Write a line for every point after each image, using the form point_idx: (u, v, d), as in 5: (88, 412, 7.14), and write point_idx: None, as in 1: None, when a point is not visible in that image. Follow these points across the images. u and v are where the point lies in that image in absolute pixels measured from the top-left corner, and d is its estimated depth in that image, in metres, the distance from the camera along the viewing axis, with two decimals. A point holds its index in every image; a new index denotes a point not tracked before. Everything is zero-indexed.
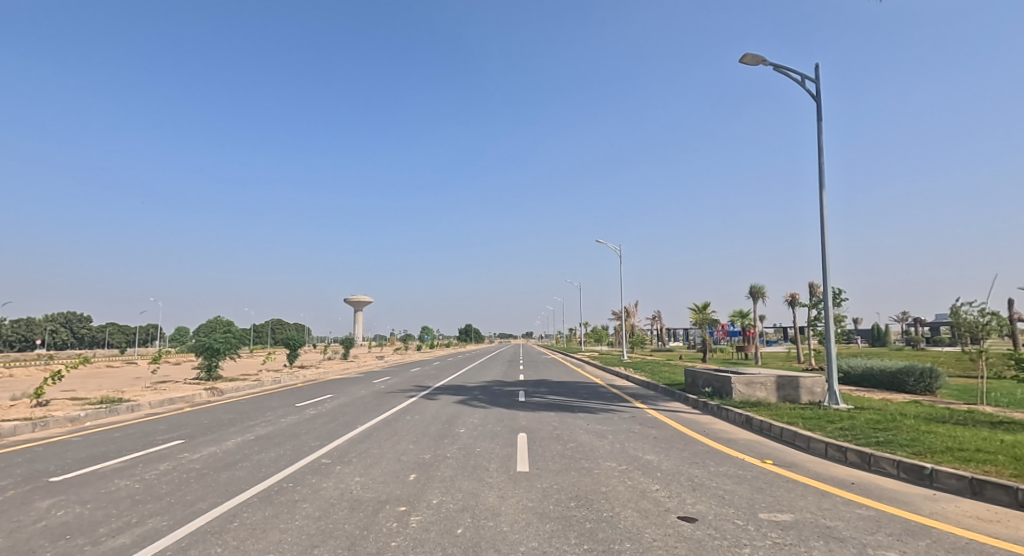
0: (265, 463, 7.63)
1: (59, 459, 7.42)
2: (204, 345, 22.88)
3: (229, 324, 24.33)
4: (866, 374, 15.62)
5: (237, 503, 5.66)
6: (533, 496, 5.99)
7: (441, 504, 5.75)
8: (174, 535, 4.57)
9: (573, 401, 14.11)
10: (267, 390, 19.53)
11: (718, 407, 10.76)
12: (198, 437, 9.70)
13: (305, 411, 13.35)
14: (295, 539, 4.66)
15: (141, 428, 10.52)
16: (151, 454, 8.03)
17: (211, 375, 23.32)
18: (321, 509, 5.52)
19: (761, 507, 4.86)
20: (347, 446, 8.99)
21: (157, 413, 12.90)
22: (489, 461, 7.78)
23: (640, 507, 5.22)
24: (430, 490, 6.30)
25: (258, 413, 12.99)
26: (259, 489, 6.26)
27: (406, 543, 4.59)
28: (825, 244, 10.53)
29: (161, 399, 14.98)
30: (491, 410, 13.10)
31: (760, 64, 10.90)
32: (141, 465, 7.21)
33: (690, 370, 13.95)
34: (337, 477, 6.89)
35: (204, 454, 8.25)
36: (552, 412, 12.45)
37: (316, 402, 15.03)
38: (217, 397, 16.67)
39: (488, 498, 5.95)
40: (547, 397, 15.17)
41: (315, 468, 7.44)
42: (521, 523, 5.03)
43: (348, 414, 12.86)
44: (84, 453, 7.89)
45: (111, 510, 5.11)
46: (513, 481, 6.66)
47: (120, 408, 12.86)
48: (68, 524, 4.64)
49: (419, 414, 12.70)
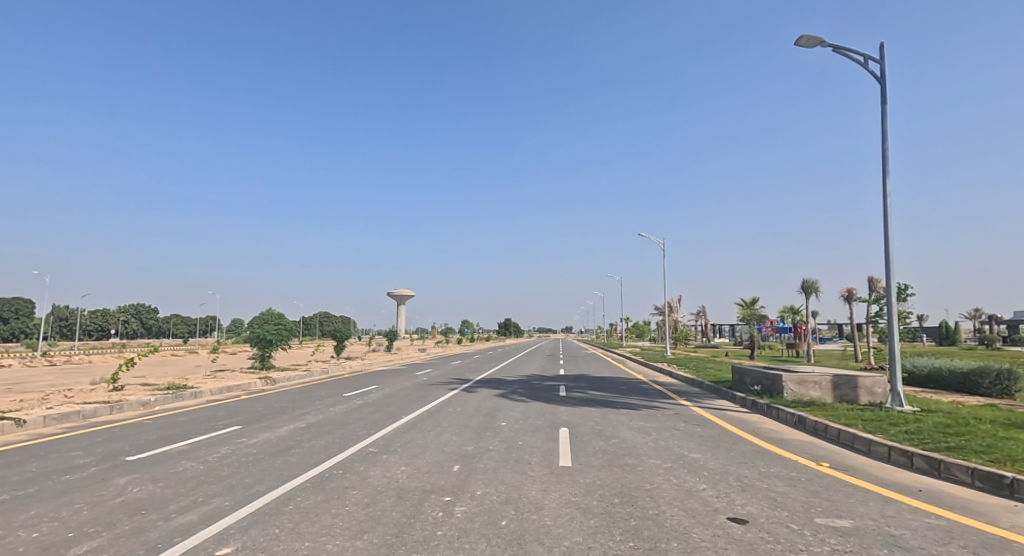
0: (316, 450, 7.92)
1: (132, 440, 7.90)
2: (258, 336, 23.87)
3: (281, 317, 25.37)
4: (933, 375, 14.76)
5: (291, 487, 5.89)
6: (576, 490, 5.98)
7: (485, 495, 5.82)
8: (236, 514, 4.80)
9: (614, 396, 13.96)
10: (315, 380, 20.16)
11: (768, 406, 10.41)
12: (254, 423, 10.15)
13: (352, 401, 13.76)
14: (345, 523, 4.80)
15: (205, 413, 11.11)
16: (214, 438, 8.46)
17: (265, 364, 24.33)
18: (369, 496, 5.68)
19: (817, 511, 4.67)
20: (392, 436, 9.21)
21: (218, 400, 13.58)
22: (531, 455, 7.80)
23: (687, 506, 5.11)
24: (474, 482, 6.37)
25: (309, 402, 13.46)
26: (311, 475, 6.50)
27: (452, 532, 4.65)
28: (890, 237, 9.95)
29: (221, 387, 15.83)
30: (532, 404, 13.08)
31: (817, 45, 10.38)
32: (204, 448, 7.61)
33: (738, 368, 13.52)
34: (384, 466, 7.07)
35: (260, 439, 8.63)
36: (593, 407, 12.37)
37: (363, 393, 15.51)
38: (271, 385, 17.43)
39: (531, 491, 5.98)
40: (588, 392, 15.09)
41: (363, 456, 7.66)
42: (564, 518, 5.02)
43: (392, 404, 13.17)
44: (154, 435, 8.39)
45: (180, 488, 5.42)
46: (556, 475, 6.66)
47: (184, 394, 13.60)
48: (143, 500, 4.93)
49: (461, 406, 12.85)
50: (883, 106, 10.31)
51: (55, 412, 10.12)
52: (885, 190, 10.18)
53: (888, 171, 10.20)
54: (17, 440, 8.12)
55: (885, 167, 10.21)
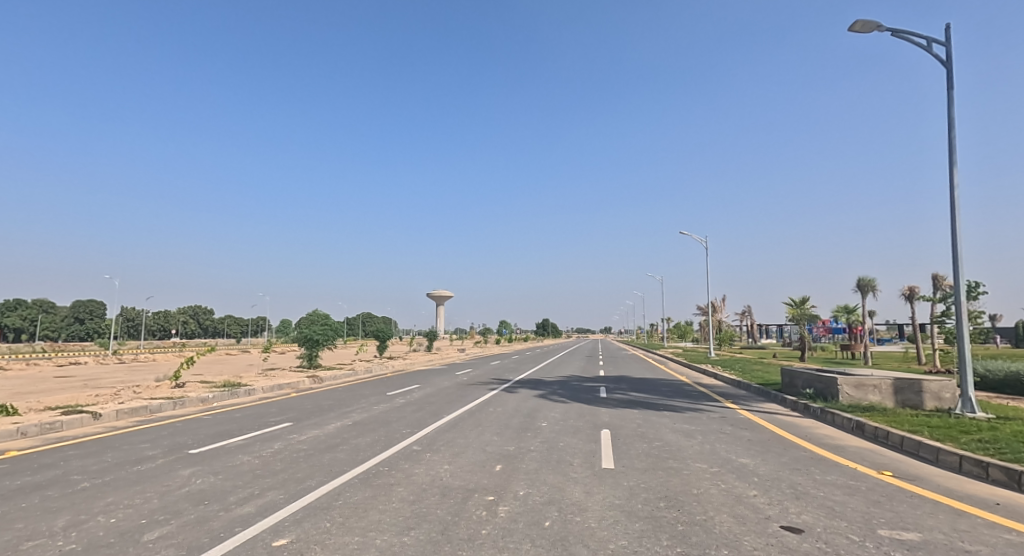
0: (362, 447, 8.12)
1: (194, 434, 8.32)
2: (306, 336, 24.65)
3: (327, 317, 26.12)
4: (1007, 380, 13.82)
5: (340, 482, 6.05)
6: (620, 493, 5.91)
7: (527, 495, 5.82)
8: (290, 507, 4.98)
9: (657, 398, 13.71)
10: (359, 379, 20.66)
11: (822, 410, 10.02)
12: (303, 420, 10.50)
13: (395, 400, 14.04)
14: (392, 520, 4.90)
15: (258, 410, 11.55)
16: (267, 434, 8.80)
17: (312, 363, 25.10)
18: (414, 494, 5.78)
19: (880, 523, 4.45)
20: (435, 435, 9.33)
21: (269, 397, 14.12)
22: (573, 456, 7.75)
23: (737, 512, 4.97)
24: (516, 482, 6.39)
25: (353, 401, 13.82)
26: (358, 471, 6.66)
27: (496, 531, 4.68)
28: (959, 232, 9.39)
29: (272, 384, 16.44)
30: (572, 406, 13.00)
31: (873, 30, 9.91)
32: (259, 443, 7.93)
33: (789, 370, 13.04)
34: (428, 464, 7.18)
35: (309, 436, 8.92)
36: (635, 408, 12.20)
37: (405, 392, 15.80)
38: (318, 384, 17.98)
39: (574, 492, 5.95)
40: (629, 394, 14.88)
41: (407, 454, 7.80)
42: (608, 520, 4.97)
43: (433, 404, 13.36)
44: (213, 429, 8.81)
45: (238, 481, 5.66)
46: (599, 477, 6.60)
47: (238, 391, 14.22)
48: (205, 491, 5.18)
49: (501, 406, 12.90)
50: (949, 92, 9.74)
51: (125, 407, 10.76)
52: (953, 182, 9.61)
53: (956, 160, 9.63)
54: (92, 432, 8.68)
55: (952, 157, 9.65)
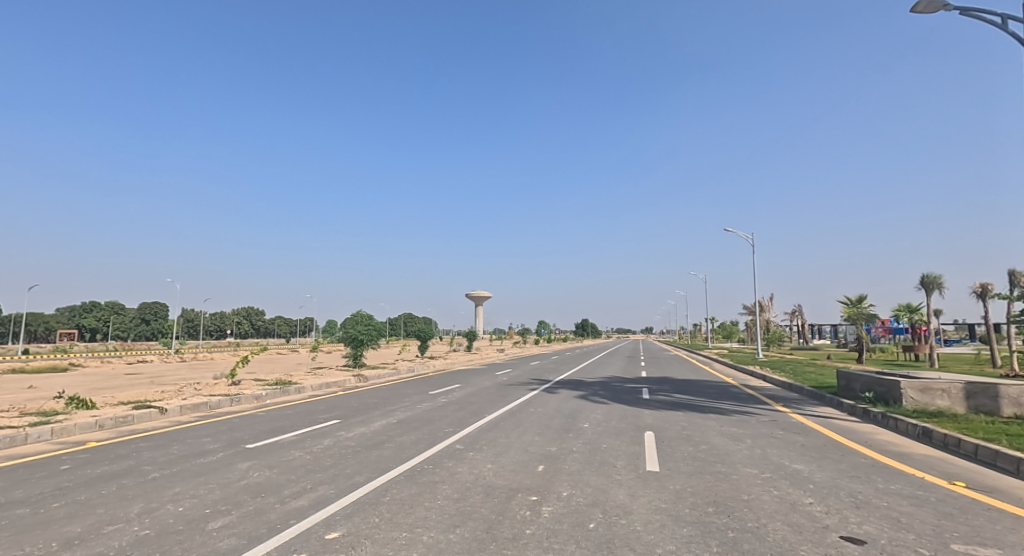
0: (407, 445, 8.26)
1: (249, 430, 8.68)
2: (351, 336, 25.32)
3: (371, 317, 26.77)
4: None
5: (387, 479, 6.18)
6: (666, 496, 5.79)
7: (571, 496, 5.78)
8: (341, 502, 5.12)
9: (702, 400, 13.39)
10: (402, 378, 21.08)
11: (884, 415, 9.53)
12: (350, 418, 10.79)
13: (437, 399, 14.24)
14: (438, 517, 4.96)
15: (307, 407, 11.94)
16: (317, 431, 9.09)
17: (357, 362, 25.75)
18: (458, 492, 5.83)
19: (951, 537, 4.19)
20: (477, 434, 9.41)
21: (318, 395, 14.58)
22: (616, 458, 7.65)
23: (792, 521, 4.79)
24: (559, 482, 6.37)
25: (397, 399, 14.11)
26: (404, 468, 6.79)
27: (540, 531, 4.67)
28: None
29: (320, 383, 16.98)
30: (614, 407, 12.85)
31: (938, 10, 9.39)
32: (310, 439, 8.19)
33: (845, 373, 12.48)
34: (471, 463, 7.23)
35: (356, 433, 9.16)
36: (680, 411, 11.94)
37: (447, 391, 16.01)
38: (363, 382, 18.45)
39: (618, 494, 5.88)
40: (673, 395, 14.60)
41: (450, 452, 7.89)
42: (655, 524, 4.89)
43: (475, 403, 13.49)
44: (267, 425, 9.17)
45: (292, 476, 5.86)
46: (643, 480, 6.49)
47: (289, 389, 14.75)
48: (262, 484, 5.39)
49: (542, 407, 12.88)
50: None
51: (189, 403, 11.34)
52: None
53: None
54: (159, 426, 9.19)
55: None
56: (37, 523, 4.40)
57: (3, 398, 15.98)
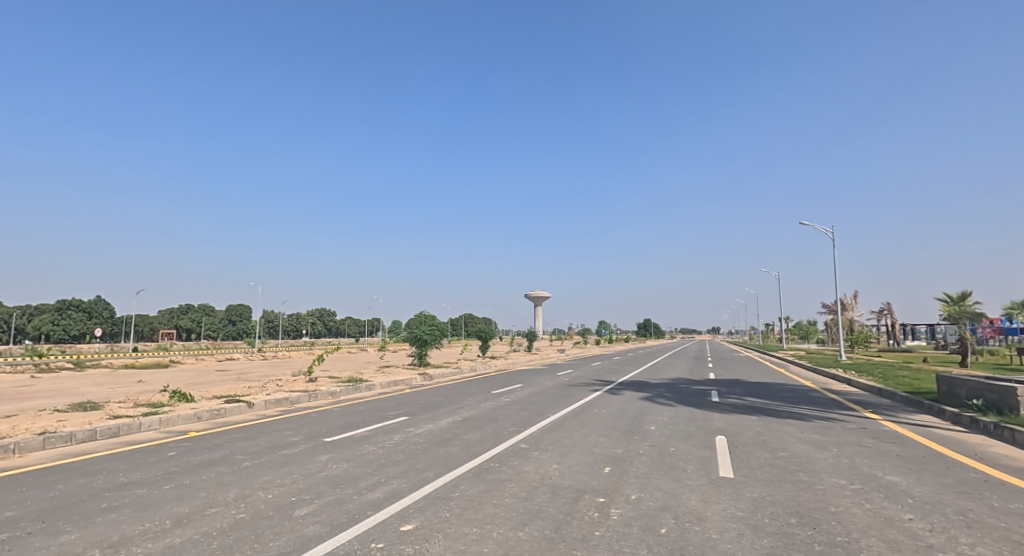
0: (473, 443, 8.36)
1: (326, 424, 9.10)
2: (416, 336, 26.00)
3: (433, 317, 27.42)
4: None
5: (455, 475, 6.27)
6: (743, 505, 5.51)
7: (640, 500, 5.63)
8: (413, 496, 5.24)
9: (778, 405, 12.71)
10: (466, 377, 21.43)
11: (997, 426, 8.64)
12: (418, 415, 11.07)
13: (500, 398, 14.34)
14: (506, 514, 4.97)
15: (377, 404, 12.37)
16: (387, 426, 9.38)
17: (422, 361, 26.40)
18: (525, 491, 5.82)
19: None
20: (541, 434, 9.38)
21: (387, 392, 15.08)
22: (687, 463, 7.38)
23: (889, 537, 4.42)
24: (627, 485, 6.22)
25: (461, 398, 14.33)
26: (471, 465, 6.86)
27: (610, 534, 4.57)
28: None
29: (388, 381, 17.56)
30: (681, 410, 12.44)
31: None
32: (381, 435, 8.47)
33: (948, 377, 11.45)
34: (537, 463, 7.21)
35: (424, 430, 9.37)
36: (754, 415, 11.38)
37: (509, 391, 16.11)
38: (429, 381, 18.91)
39: (690, 500, 5.66)
40: (745, 399, 13.95)
41: (516, 451, 7.90)
42: (732, 533, 4.66)
43: (537, 403, 13.48)
44: (342, 421, 9.57)
45: (366, 469, 6.07)
46: (717, 486, 6.22)
47: (361, 386, 15.35)
48: (340, 476, 5.62)
49: (606, 408, 12.68)
50: None
51: (272, 398, 12.05)
52: None
53: None
54: (249, 418, 9.83)
55: None
56: (148, 503, 4.80)
57: (113, 391, 17.63)
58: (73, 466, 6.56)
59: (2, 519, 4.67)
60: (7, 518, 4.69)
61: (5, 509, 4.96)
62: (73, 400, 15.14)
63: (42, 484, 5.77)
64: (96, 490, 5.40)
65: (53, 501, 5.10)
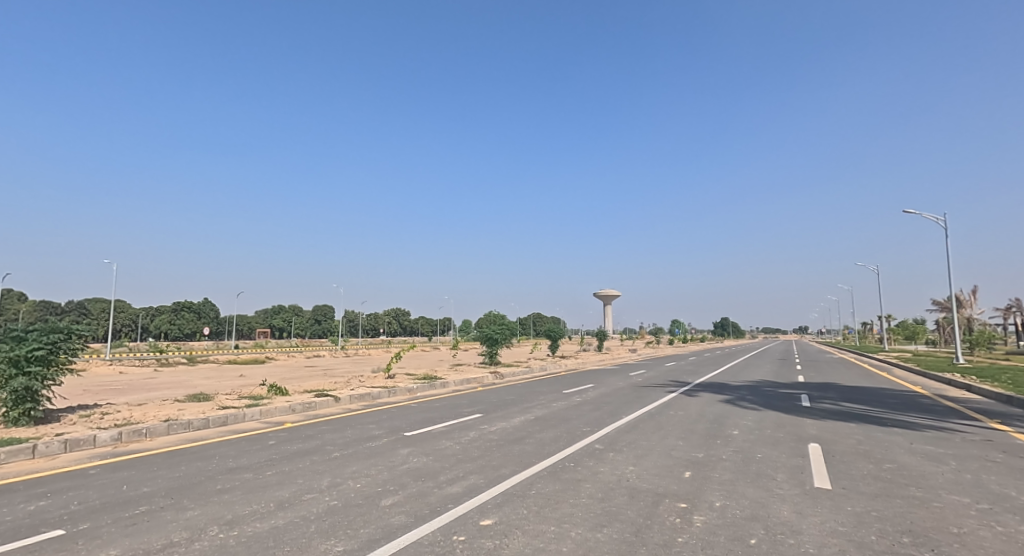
0: (547, 442, 8.29)
1: (405, 419, 9.38)
2: (486, 335, 26.32)
3: (502, 317, 27.65)
4: None
5: (531, 474, 6.22)
6: (844, 519, 5.05)
7: (725, 507, 5.32)
8: (491, 492, 5.24)
9: (879, 411, 11.65)
10: (537, 376, 21.42)
11: None
12: (491, 413, 11.17)
13: (572, 398, 14.18)
14: (585, 515, 4.85)
15: (452, 401, 12.61)
16: (463, 423, 9.52)
17: (492, 361, 26.67)
18: (602, 492, 5.67)
19: None
20: (616, 435, 9.15)
21: (460, 390, 15.36)
22: (776, 470, 6.91)
23: None
24: (710, 491, 5.91)
25: (532, 397, 14.32)
26: (546, 464, 6.79)
27: (694, 541, 4.35)
28: None
29: (461, 379, 17.87)
30: (766, 414, 11.71)
31: None
32: (457, 431, 8.61)
33: None
34: (613, 464, 7.02)
35: (498, 427, 9.42)
36: (850, 422, 10.50)
37: (581, 390, 15.91)
38: (500, 379, 19.07)
39: (782, 510, 5.27)
40: (840, 404, 12.91)
41: (590, 451, 7.74)
42: (833, 549, 4.28)
43: (610, 403, 13.21)
44: (420, 416, 9.82)
45: (444, 464, 6.16)
46: (812, 497, 5.76)
47: (435, 383, 15.72)
48: (421, 469, 5.74)
49: (683, 410, 12.19)
50: None
51: (356, 393, 12.61)
52: None
53: None
54: (337, 412, 10.35)
55: None
56: (257, 486, 5.14)
57: (216, 384, 19.18)
58: (192, 450, 7.18)
59: (140, 494, 5.16)
60: (143, 493, 5.19)
61: (141, 485, 5.49)
62: (186, 391, 16.66)
63: (169, 465, 6.35)
64: (212, 472, 5.86)
65: (178, 480, 5.59)
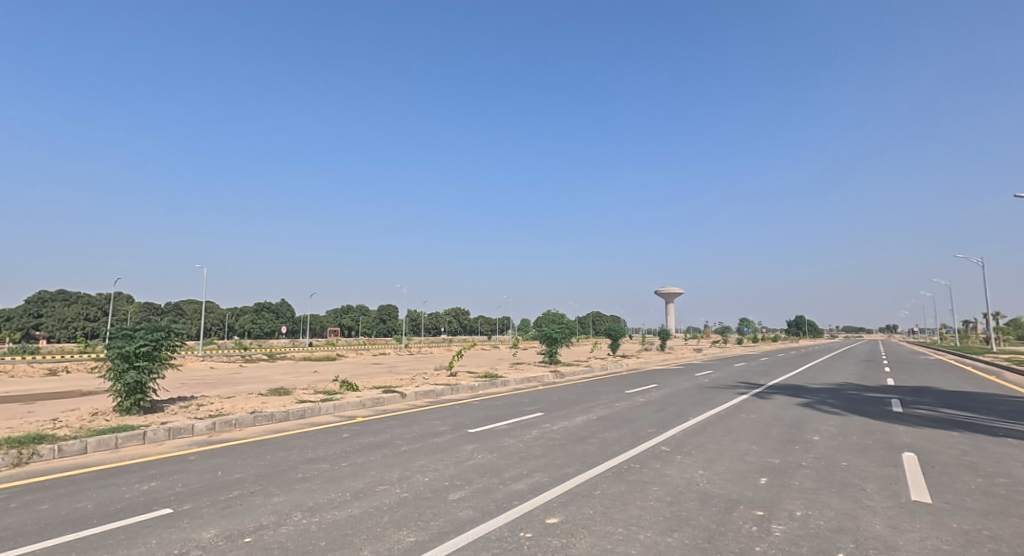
0: (611, 442, 8.04)
1: (468, 416, 9.41)
2: (545, 334, 26.18)
3: (561, 316, 27.39)
4: None
5: (596, 474, 6.02)
6: (949, 536, 4.52)
7: (807, 517, 4.91)
8: (555, 490, 5.10)
9: (984, 419, 10.49)
10: (598, 376, 21.05)
11: None
12: (553, 411, 11.02)
13: (635, 398, 13.77)
14: (653, 518, 4.61)
15: (513, 399, 12.56)
16: (525, 421, 9.43)
17: (552, 360, 26.48)
18: (670, 495, 5.39)
19: None
20: (683, 437, 8.74)
21: (522, 388, 15.31)
22: (865, 480, 6.33)
23: None
24: (790, 499, 5.48)
25: (594, 396, 14.03)
26: (611, 464, 6.56)
27: (775, 551, 4.01)
28: None
29: (522, 377, 17.82)
30: (850, 419, 10.85)
31: None
32: (520, 429, 8.52)
33: None
34: (681, 467, 6.68)
35: (561, 426, 9.26)
36: (950, 430, 9.52)
37: (644, 391, 15.43)
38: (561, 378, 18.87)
39: (874, 524, 4.80)
40: (936, 410, 11.77)
41: (656, 453, 7.42)
42: None
43: (676, 404, 12.71)
44: (483, 414, 9.82)
45: (507, 460, 6.08)
46: (909, 510, 5.21)
47: (496, 381, 15.76)
48: (487, 466, 5.68)
49: (756, 412, 11.52)
50: None
51: (422, 390, 12.86)
52: None
53: None
54: (404, 407, 10.57)
55: None
56: (336, 476, 5.27)
57: (292, 380, 20.19)
58: (280, 440, 7.50)
59: (235, 479, 5.42)
60: (237, 479, 5.44)
61: (234, 471, 5.77)
62: (267, 386, 17.63)
63: (257, 454, 6.67)
64: (294, 462, 6.09)
65: (267, 468, 5.83)
